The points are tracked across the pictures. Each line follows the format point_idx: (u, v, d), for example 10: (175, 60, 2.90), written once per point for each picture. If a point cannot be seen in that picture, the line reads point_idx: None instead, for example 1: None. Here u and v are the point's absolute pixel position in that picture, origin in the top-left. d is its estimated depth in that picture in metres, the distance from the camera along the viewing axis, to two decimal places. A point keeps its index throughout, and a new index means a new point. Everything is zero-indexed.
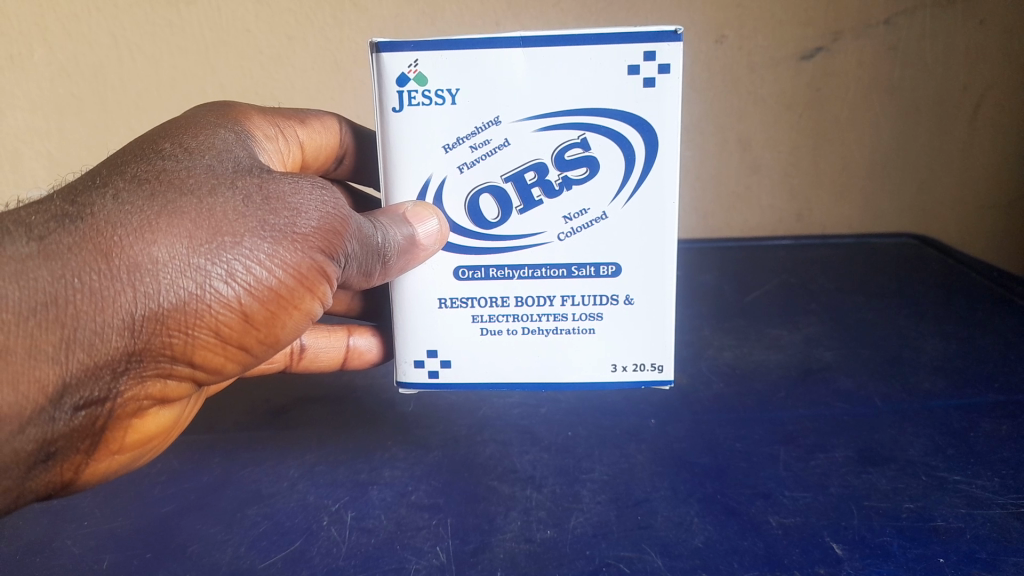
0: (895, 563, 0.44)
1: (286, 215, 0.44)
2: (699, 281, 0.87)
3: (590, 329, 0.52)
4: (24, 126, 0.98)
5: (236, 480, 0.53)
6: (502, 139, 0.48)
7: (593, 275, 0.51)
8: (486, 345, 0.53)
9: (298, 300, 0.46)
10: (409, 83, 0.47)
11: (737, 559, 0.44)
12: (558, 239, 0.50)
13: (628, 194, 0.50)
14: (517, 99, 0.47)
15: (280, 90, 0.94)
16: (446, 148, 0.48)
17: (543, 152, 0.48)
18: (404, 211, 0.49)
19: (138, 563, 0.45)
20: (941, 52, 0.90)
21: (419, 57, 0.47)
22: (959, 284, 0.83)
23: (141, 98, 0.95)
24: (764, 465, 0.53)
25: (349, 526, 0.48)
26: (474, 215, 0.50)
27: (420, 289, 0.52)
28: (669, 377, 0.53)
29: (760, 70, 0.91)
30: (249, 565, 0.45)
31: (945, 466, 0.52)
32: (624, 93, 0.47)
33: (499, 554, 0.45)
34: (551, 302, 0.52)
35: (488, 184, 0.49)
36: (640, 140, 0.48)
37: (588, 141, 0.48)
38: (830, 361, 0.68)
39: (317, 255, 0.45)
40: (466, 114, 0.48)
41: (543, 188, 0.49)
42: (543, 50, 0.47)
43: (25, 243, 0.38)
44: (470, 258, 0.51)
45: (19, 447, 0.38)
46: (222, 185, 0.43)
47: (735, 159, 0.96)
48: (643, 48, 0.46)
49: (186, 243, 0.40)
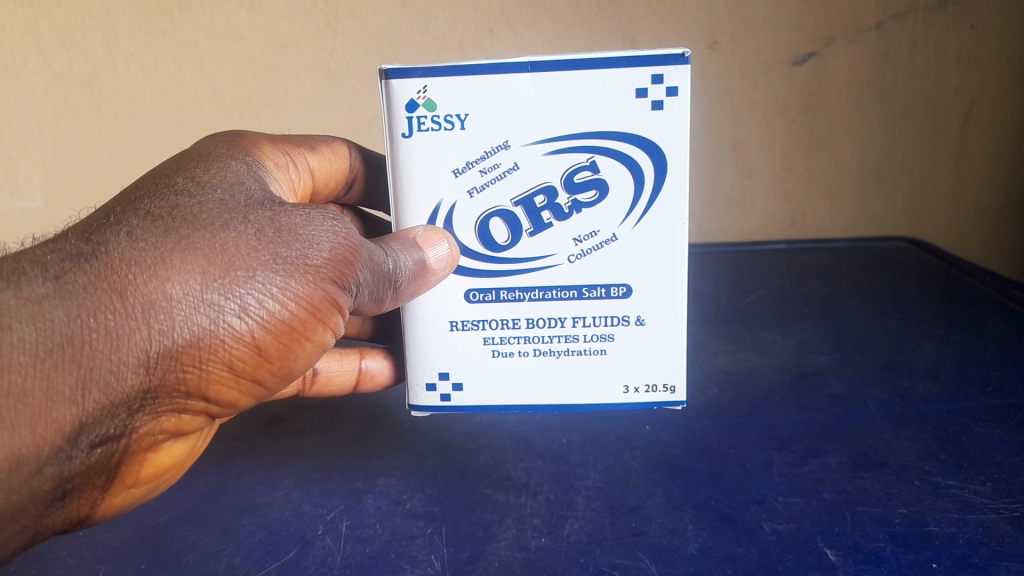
0: (887, 568, 0.44)
1: (298, 248, 0.44)
2: (694, 285, 0.87)
3: (600, 350, 0.53)
4: (17, 133, 0.98)
5: (232, 489, 0.53)
6: (511, 163, 0.48)
7: (604, 296, 0.51)
8: (497, 367, 0.53)
9: (311, 332, 0.46)
10: (419, 109, 0.48)
11: (731, 566, 0.44)
12: (568, 261, 0.51)
13: (637, 216, 0.50)
14: (524, 122, 0.48)
15: (273, 96, 0.94)
16: (456, 172, 0.49)
17: (552, 175, 0.49)
18: (415, 236, 0.49)
19: (133, 574, 0.45)
20: (933, 57, 0.91)
21: (428, 83, 0.47)
22: (953, 288, 0.83)
23: (135, 105, 0.95)
24: (758, 471, 0.53)
25: (344, 535, 0.48)
26: (484, 238, 0.50)
27: (430, 312, 0.52)
28: (680, 398, 0.53)
29: (753, 75, 0.91)
30: (244, 575, 0.45)
31: (939, 471, 0.52)
32: (631, 115, 0.48)
33: (493, 562, 0.45)
34: (562, 324, 0.52)
35: (498, 208, 0.50)
36: (649, 163, 0.49)
37: (597, 164, 0.49)
38: (825, 365, 0.68)
39: (329, 285, 0.46)
40: (475, 139, 0.48)
41: (553, 212, 0.50)
42: (551, 75, 0.47)
43: (41, 283, 0.38)
44: (481, 281, 0.51)
45: (37, 487, 0.38)
46: (234, 219, 0.43)
47: (729, 163, 0.96)
48: (651, 71, 0.47)
49: (200, 279, 0.40)
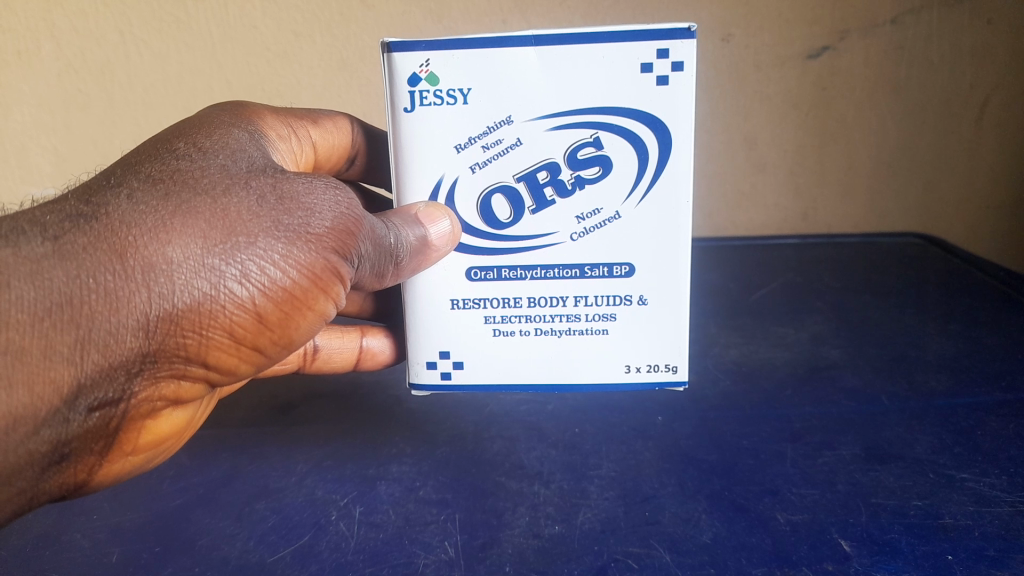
0: (903, 560, 0.44)
1: (300, 215, 0.44)
2: (705, 279, 0.87)
3: (603, 329, 0.52)
4: (30, 122, 0.98)
5: (244, 475, 0.53)
6: (514, 139, 0.48)
7: (607, 275, 0.51)
8: (500, 346, 0.53)
9: (312, 301, 0.46)
10: (422, 83, 0.48)
11: (745, 556, 0.44)
12: (571, 239, 0.50)
13: (642, 193, 0.50)
14: (529, 99, 0.47)
15: (285, 86, 0.94)
16: (458, 148, 0.49)
17: (556, 152, 0.49)
18: (416, 211, 0.49)
19: (146, 557, 0.45)
20: (948, 50, 0.90)
21: (431, 57, 0.47)
22: (965, 283, 0.83)
23: (147, 94, 0.95)
24: (772, 462, 0.53)
25: (357, 521, 0.48)
26: (486, 215, 0.50)
27: (433, 290, 0.52)
28: (683, 378, 0.53)
29: (766, 69, 0.91)
30: (258, 558, 0.45)
31: (953, 464, 0.52)
32: (638, 91, 0.47)
33: (508, 549, 0.45)
34: (565, 303, 0.52)
35: (501, 184, 0.49)
36: (654, 139, 0.48)
37: (601, 139, 0.48)
38: (837, 359, 0.68)
39: (331, 255, 0.45)
40: (479, 114, 0.48)
41: (556, 188, 0.49)
42: (555, 49, 0.47)
43: (41, 242, 0.38)
44: (483, 259, 0.51)
45: (33, 449, 0.38)
46: (236, 184, 0.43)
47: (740, 157, 0.96)
48: (656, 46, 0.47)
49: (201, 242, 0.40)
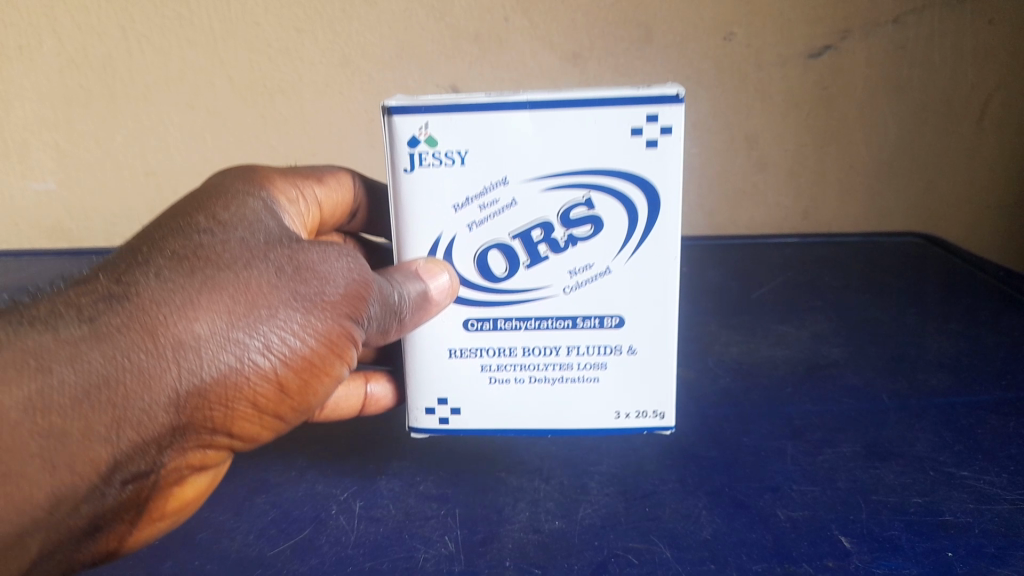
0: (903, 556, 0.44)
1: (319, 287, 0.45)
2: (706, 277, 0.87)
3: (594, 377, 0.52)
4: (31, 117, 0.97)
5: (243, 469, 0.53)
6: (510, 200, 0.47)
7: (596, 327, 0.51)
8: (495, 394, 0.52)
9: (328, 366, 0.47)
10: (420, 145, 0.46)
11: (745, 551, 0.44)
12: (563, 292, 0.50)
13: (633, 247, 0.48)
14: (526, 158, 0.46)
15: (286, 81, 0.94)
16: (456, 207, 0.47)
17: (549, 212, 0.47)
18: (416, 268, 0.48)
19: (146, 550, 0.45)
20: (949, 51, 0.90)
21: (431, 119, 0.45)
22: (965, 281, 0.83)
23: (148, 89, 0.95)
24: (772, 459, 0.53)
25: (357, 515, 0.48)
26: (480, 272, 0.49)
27: (428, 340, 0.52)
28: (670, 424, 0.53)
29: (769, 68, 0.91)
30: (258, 552, 0.45)
31: (953, 462, 0.52)
32: (628, 155, 0.46)
33: (507, 544, 0.45)
34: (556, 352, 0.51)
35: (496, 241, 0.48)
36: (645, 197, 0.47)
37: (592, 200, 0.47)
38: (838, 357, 0.68)
39: (344, 320, 0.47)
40: (476, 174, 0.46)
41: (550, 245, 0.48)
42: (552, 113, 0.45)
43: (76, 323, 0.39)
44: (481, 311, 0.51)
45: (73, 524, 0.39)
46: (257, 257, 0.44)
47: (742, 156, 0.96)
48: (644, 111, 0.45)
49: (227, 318, 0.41)
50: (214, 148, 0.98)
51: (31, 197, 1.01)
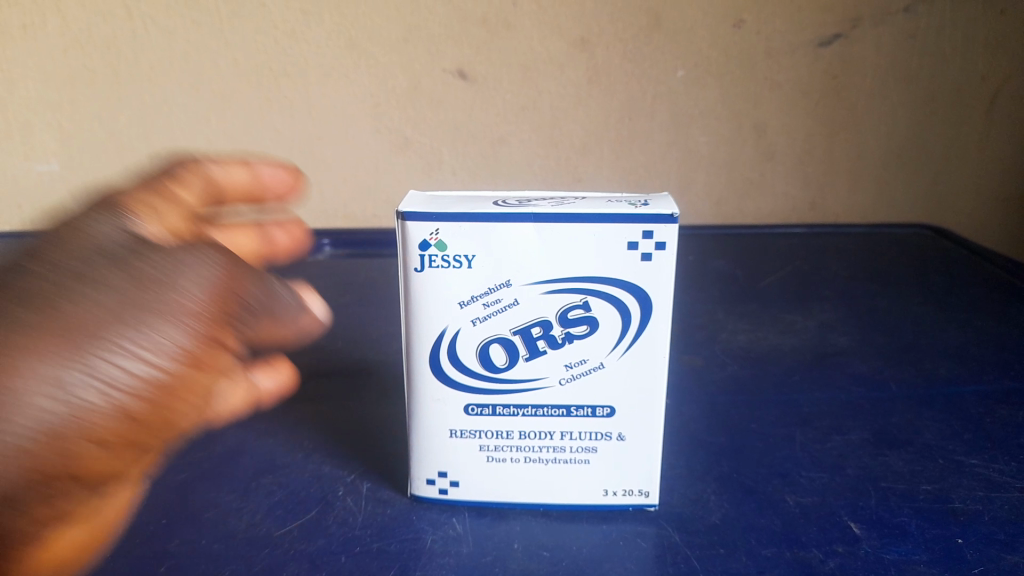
0: (912, 542, 0.43)
1: (284, 331, 0.36)
2: (713, 265, 0.86)
3: (585, 460, 0.46)
4: (33, 97, 0.96)
5: (249, 450, 0.53)
6: (512, 300, 0.42)
7: (589, 416, 0.45)
8: (494, 476, 0.46)
9: (200, 385, 0.32)
10: (430, 249, 0.41)
11: (755, 536, 0.44)
12: (558, 384, 0.44)
13: (626, 345, 0.43)
14: (531, 262, 0.41)
15: (291, 64, 0.93)
16: (461, 303, 0.42)
17: (548, 311, 0.42)
18: (256, 274, 0.37)
19: (153, 528, 0.45)
20: (960, 41, 0.90)
21: (442, 225, 0.40)
22: (971, 271, 0.83)
23: (153, 70, 0.94)
24: (780, 446, 0.53)
25: (364, 496, 0.48)
26: (481, 367, 0.44)
27: (425, 420, 0.45)
28: (655, 502, 0.46)
29: (778, 56, 0.90)
30: (265, 531, 0.45)
31: (962, 450, 0.52)
32: (627, 267, 0.41)
33: (516, 526, 0.45)
34: (550, 436, 0.45)
35: (497, 337, 0.43)
36: (643, 308, 0.42)
37: (590, 303, 0.42)
38: (846, 346, 0.67)
39: (212, 336, 0.33)
40: (482, 277, 0.42)
41: (548, 342, 0.43)
42: (560, 225, 0.40)
43: None
44: (481, 395, 0.45)
45: None
46: (84, 272, 0.31)
47: (750, 145, 0.95)
48: (639, 227, 0.40)
49: (190, 342, 0.32)
50: (219, 128, 0.97)
51: (34, 178, 1.01)
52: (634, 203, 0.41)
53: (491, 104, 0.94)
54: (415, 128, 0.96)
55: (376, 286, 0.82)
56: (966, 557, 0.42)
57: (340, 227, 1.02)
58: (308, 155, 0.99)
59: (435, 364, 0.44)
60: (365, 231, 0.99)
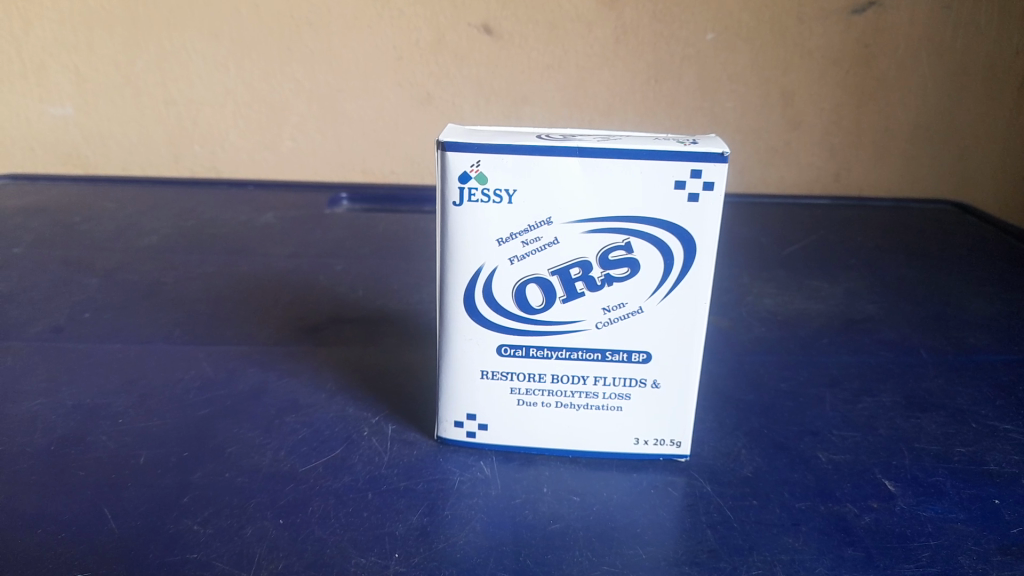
0: (949, 501, 0.43)
1: None
2: (736, 232, 0.85)
3: (618, 407, 0.45)
4: (51, 39, 0.95)
5: (272, 390, 0.52)
6: (553, 238, 0.41)
7: (625, 361, 0.44)
8: (524, 420, 0.45)
9: None
10: (470, 181, 0.40)
11: (788, 489, 0.43)
12: (595, 328, 0.43)
13: (667, 290, 0.42)
14: (574, 199, 0.40)
15: (313, 13, 0.92)
16: (499, 241, 0.41)
17: (589, 251, 0.41)
18: None
19: (175, 460, 0.44)
20: (995, 14, 0.90)
21: (484, 156, 0.39)
22: (997, 246, 0.82)
23: (173, 15, 0.93)
24: (810, 406, 0.52)
25: (390, 438, 0.47)
26: (516, 307, 0.43)
27: (457, 360, 0.45)
28: (686, 452, 0.45)
29: (809, 22, 0.90)
30: (290, 467, 0.44)
31: (995, 416, 0.51)
32: (673, 208, 0.40)
33: (544, 471, 0.44)
34: (583, 381, 0.44)
35: (534, 277, 0.42)
36: (687, 251, 0.41)
37: (632, 245, 0.41)
38: (873, 313, 0.66)
39: None
40: (523, 214, 0.41)
41: (587, 284, 0.42)
42: (605, 161, 0.39)
43: None
44: (515, 336, 0.44)
45: None
46: None
47: (778, 113, 0.95)
48: (687, 165, 0.39)
49: None
50: (238, 77, 0.96)
51: (49, 122, 0.99)
52: (683, 141, 0.40)
53: (515, 61, 0.93)
54: (438, 82, 0.95)
55: (396, 239, 0.81)
56: (1003, 517, 0.41)
57: (358, 183, 1.01)
58: (328, 107, 0.97)
59: (469, 303, 0.43)
60: (384, 187, 0.98)
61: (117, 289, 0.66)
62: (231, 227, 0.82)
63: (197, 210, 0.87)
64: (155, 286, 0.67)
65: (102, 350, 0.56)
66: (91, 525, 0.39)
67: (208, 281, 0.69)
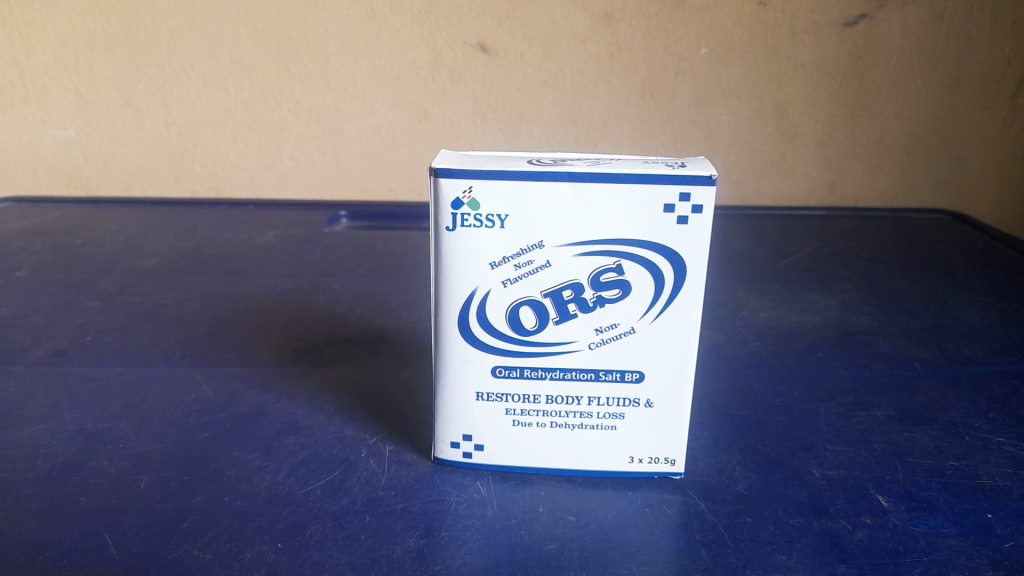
0: (941, 514, 0.43)
1: None
2: (732, 245, 0.86)
3: (612, 426, 0.45)
4: (52, 62, 0.96)
5: (270, 412, 0.52)
6: (544, 261, 0.42)
7: (618, 380, 0.44)
8: (521, 439, 0.46)
9: None
10: (463, 207, 0.40)
11: (782, 506, 0.44)
12: (588, 348, 0.44)
13: (658, 310, 0.43)
14: (565, 223, 0.41)
15: (311, 34, 0.93)
16: (492, 264, 0.42)
17: (580, 273, 0.42)
18: None
19: (175, 485, 0.45)
20: (986, 24, 0.91)
21: (476, 182, 0.40)
22: (993, 256, 0.82)
23: (172, 37, 0.94)
24: (804, 420, 0.52)
25: (387, 458, 0.48)
26: (509, 330, 0.43)
27: (452, 382, 0.45)
28: (681, 470, 0.46)
29: (802, 35, 0.91)
30: (288, 491, 0.44)
31: (988, 428, 0.51)
32: (663, 230, 0.41)
33: (540, 491, 0.45)
34: (577, 401, 0.45)
35: (527, 300, 0.43)
36: (677, 272, 0.42)
37: (622, 266, 0.42)
38: (867, 325, 0.67)
39: None
40: (515, 238, 0.41)
41: (579, 305, 0.43)
42: (595, 186, 0.40)
43: None
44: (509, 357, 0.44)
45: None
46: None
47: (772, 124, 0.96)
48: (675, 189, 0.39)
49: None
50: (237, 98, 0.97)
51: (51, 144, 1.00)
52: (671, 165, 0.41)
53: (511, 77, 0.94)
54: (435, 100, 0.96)
55: (395, 256, 0.82)
56: (996, 532, 0.42)
57: (357, 200, 1.01)
58: (326, 126, 0.98)
59: (463, 325, 0.44)
60: (382, 203, 0.99)
61: (119, 312, 0.67)
62: (231, 247, 0.83)
63: (197, 231, 0.88)
64: (156, 309, 0.68)
65: (103, 374, 0.57)
66: (92, 551, 0.39)
67: (209, 302, 0.70)
